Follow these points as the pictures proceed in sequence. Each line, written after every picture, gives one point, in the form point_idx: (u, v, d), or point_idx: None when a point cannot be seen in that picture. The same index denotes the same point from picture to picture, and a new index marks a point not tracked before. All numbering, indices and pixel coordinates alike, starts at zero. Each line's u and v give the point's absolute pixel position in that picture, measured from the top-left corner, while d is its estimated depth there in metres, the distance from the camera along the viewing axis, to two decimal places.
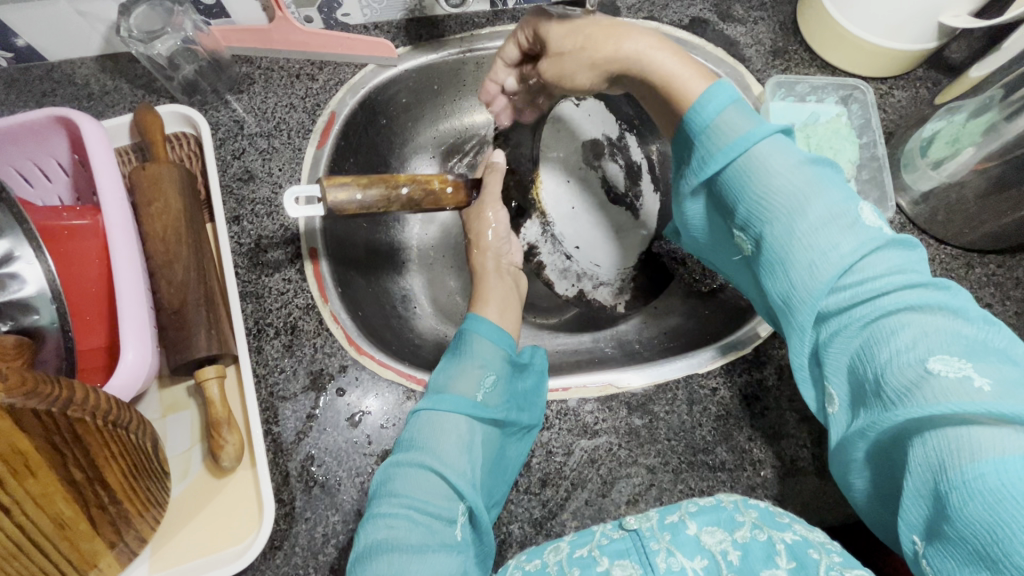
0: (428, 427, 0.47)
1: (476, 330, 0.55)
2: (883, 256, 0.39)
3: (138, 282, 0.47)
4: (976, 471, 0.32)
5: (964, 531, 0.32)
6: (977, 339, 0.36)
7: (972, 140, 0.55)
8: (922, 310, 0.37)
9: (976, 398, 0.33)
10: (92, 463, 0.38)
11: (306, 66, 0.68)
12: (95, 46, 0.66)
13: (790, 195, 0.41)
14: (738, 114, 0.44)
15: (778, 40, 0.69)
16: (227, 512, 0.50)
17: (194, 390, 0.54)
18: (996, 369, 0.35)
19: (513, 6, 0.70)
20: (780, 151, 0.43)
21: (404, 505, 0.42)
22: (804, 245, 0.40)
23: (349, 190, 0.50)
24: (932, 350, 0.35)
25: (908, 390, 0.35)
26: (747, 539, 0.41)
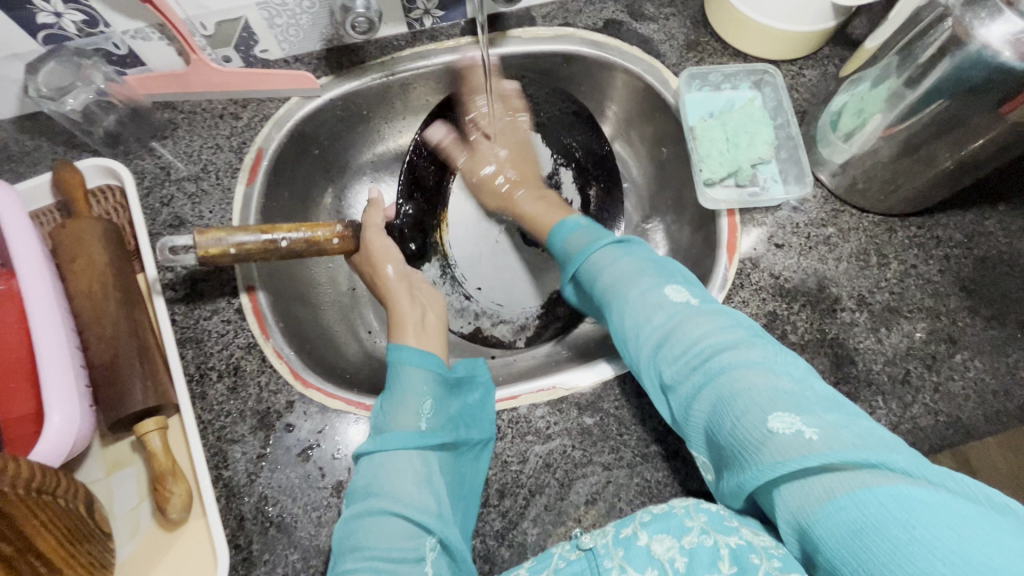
0: (383, 471, 0.48)
1: (400, 358, 0.55)
2: (700, 322, 0.48)
3: (61, 343, 0.46)
4: (837, 506, 0.35)
5: (839, 563, 0.34)
6: (803, 392, 0.41)
7: (877, 108, 0.57)
8: (747, 369, 0.43)
9: (808, 449, 0.37)
10: (19, 532, 0.37)
11: (230, 105, 0.68)
12: (10, 109, 0.65)
13: (622, 286, 0.53)
14: (583, 234, 0.60)
15: (690, 33, 0.71)
16: (182, 565, 0.49)
17: (137, 444, 0.53)
18: (823, 417, 0.39)
19: (430, 25, 0.70)
20: (611, 255, 0.55)
21: (368, 559, 0.43)
22: (637, 323, 0.50)
23: (222, 246, 0.50)
24: (766, 409, 0.40)
25: (754, 448, 0.39)
26: (694, 545, 0.40)
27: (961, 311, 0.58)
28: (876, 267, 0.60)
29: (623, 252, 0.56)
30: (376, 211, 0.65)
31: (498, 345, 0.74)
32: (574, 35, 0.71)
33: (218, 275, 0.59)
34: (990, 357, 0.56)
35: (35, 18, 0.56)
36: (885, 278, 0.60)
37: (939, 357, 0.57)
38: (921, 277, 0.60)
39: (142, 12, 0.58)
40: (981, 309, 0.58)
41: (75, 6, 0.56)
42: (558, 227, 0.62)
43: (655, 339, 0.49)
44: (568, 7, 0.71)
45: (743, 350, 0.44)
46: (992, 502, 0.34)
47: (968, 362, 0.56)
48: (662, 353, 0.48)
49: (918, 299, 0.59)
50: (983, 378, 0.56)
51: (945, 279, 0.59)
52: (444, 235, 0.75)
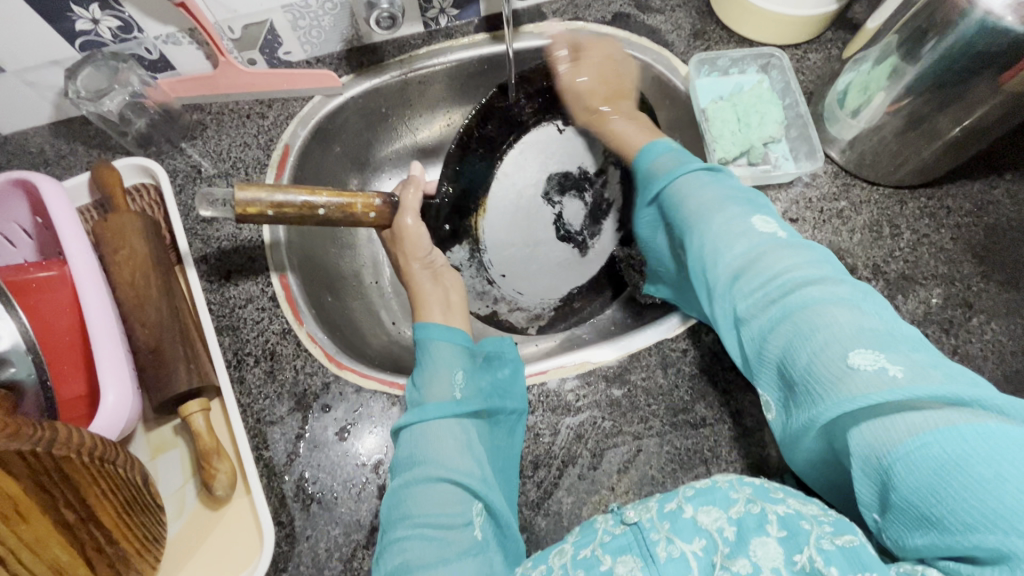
0: (426, 441, 0.48)
1: (429, 335, 0.55)
2: (786, 256, 0.46)
3: (112, 326, 0.48)
4: (921, 442, 0.34)
5: (911, 498, 0.34)
6: (889, 331, 0.39)
7: (881, 84, 0.59)
8: (833, 305, 0.41)
9: (893, 386, 0.36)
10: (83, 502, 0.39)
11: (256, 105, 0.70)
12: (46, 115, 0.67)
13: (706, 214, 0.52)
14: (669, 158, 0.59)
15: (696, 22, 0.73)
16: (228, 542, 0.50)
17: (180, 428, 0.54)
18: (909, 356, 0.37)
19: (446, 24, 0.73)
20: (698, 181, 0.55)
21: (418, 525, 0.43)
22: (712, 255, 0.49)
23: (261, 205, 0.50)
24: (847, 345, 0.39)
25: (833, 381, 0.38)
26: (742, 514, 0.39)
27: (975, 277, 0.60)
28: (890, 238, 0.62)
29: (711, 177, 0.55)
30: (413, 191, 0.61)
31: (511, 330, 0.75)
32: (585, 29, 0.73)
33: (253, 266, 0.61)
34: (1006, 320, 0.58)
35: (74, 25, 0.59)
36: (899, 248, 0.61)
37: (956, 321, 0.58)
38: (934, 245, 0.61)
39: (174, 17, 0.61)
40: (994, 274, 0.60)
41: (112, 13, 0.59)
42: (648, 148, 0.62)
43: (733, 275, 0.47)
44: (578, 2, 0.74)
45: (829, 285, 0.43)
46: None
47: (984, 325, 0.58)
48: (741, 282, 0.47)
49: (932, 267, 0.60)
50: (1001, 340, 0.57)
51: (958, 247, 0.61)
52: (479, 220, 0.69)
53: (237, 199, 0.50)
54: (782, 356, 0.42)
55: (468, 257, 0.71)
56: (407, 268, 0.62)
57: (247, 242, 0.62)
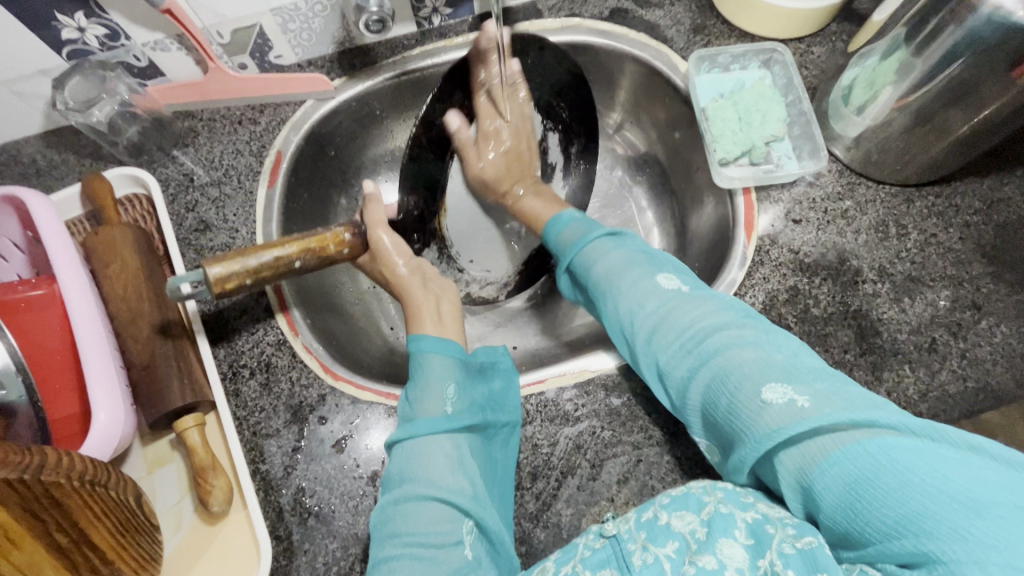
0: (416, 457, 0.48)
1: (422, 348, 0.54)
2: (694, 304, 0.50)
3: (103, 345, 0.48)
4: (831, 463, 0.36)
5: (835, 516, 0.36)
6: (794, 364, 0.42)
7: (888, 80, 0.57)
8: (738, 347, 0.44)
9: (802, 415, 0.38)
10: (75, 526, 0.39)
11: (247, 111, 0.69)
12: (37, 125, 0.67)
13: (615, 274, 0.54)
14: (577, 228, 0.60)
15: (697, 17, 0.71)
16: (225, 557, 0.50)
17: (176, 442, 0.54)
18: (813, 384, 0.40)
19: (439, 24, 0.71)
20: (602, 242, 0.57)
21: (405, 544, 0.44)
22: (626, 310, 0.52)
23: (237, 274, 0.47)
24: (759, 380, 0.41)
25: (752, 421, 0.40)
26: (712, 516, 0.40)
27: (984, 278, 0.58)
28: (896, 238, 0.60)
29: (616, 240, 0.57)
30: (377, 205, 0.60)
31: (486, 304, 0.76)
32: (582, 25, 0.71)
33: None
34: (1016, 322, 0.56)
35: (60, 35, 0.58)
36: (906, 249, 0.60)
37: (965, 324, 0.57)
38: (942, 246, 0.59)
39: (160, 24, 0.60)
40: (1004, 275, 0.58)
41: (98, 20, 0.58)
42: (552, 220, 0.62)
43: (652, 325, 0.49)
44: None
45: (733, 328, 0.46)
46: (975, 449, 0.35)
47: (994, 328, 0.56)
48: (660, 331, 0.49)
49: (939, 268, 0.59)
50: (1011, 343, 0.55)
51: (967, 247, 0.59)
52: (443, 220, 0.69)
53: (214, 279, 0.46)
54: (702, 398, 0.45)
55: (438, 254, 0.70)
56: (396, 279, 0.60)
57: None
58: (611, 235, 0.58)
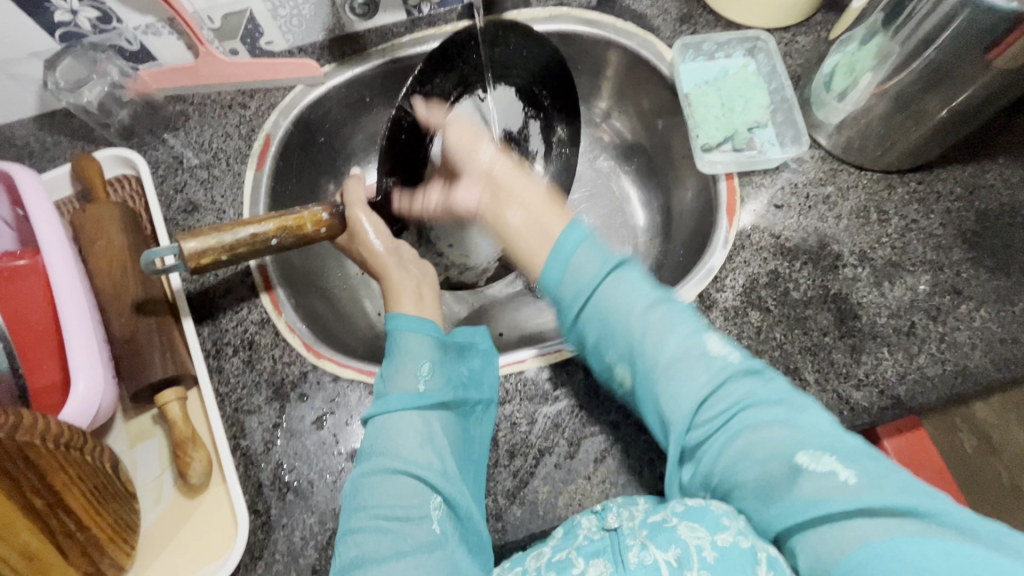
0: (386, 431, 0.48)
1: (398, 327, 0.54)
2: (741, 383, 0.45)
3: (84, 314, 0.48)
4: (875, 552, 0.34)
5: None
6: (828, 437, 0.41)
7: (868, 65, 0.58)
8: (770, 422, 0.42)
9: (845, 492, 0.37)
10: (50, 489, 0.40)
11: (238, 96, 0.70)
12: (31, 107, 0.68)
13: (653, 334, 0.46)
14: (589, 253, 0.48)
15: (684, 7, 0.72)
16: (203, 529, 0.51)
17: (158, 417, 0.54)
18: (858, 463, 0.39)
19: (428, 12, 0.72)
20: (621, 287, 0.47)
21: (373, 516, 0.44)
22: (660, 374, 0.45)
23: (211, 251, 0.46)
24: (795, 453, 0.40)
25: (784, 490, 0.39)
26: (728, 544, 0.37)
27: (965, 263, 0.58)
28: (877, 224, 0.60)
29: (632, 282, 0.48)
30: (357, 186, 0.59)
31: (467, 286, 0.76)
32: (570, 14, 0.72)
33: None
34: (996, 307, 0.56)
35: (53, 17, 0.59)
36: (887, 234, 0.60)
37: (944, 308, 0.57)
38: (923, 231, 0.60)
39: (152, 7, 0.61)
40: (984, 260, 0.58)
41: (90, 3, 0.59)
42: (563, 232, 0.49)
43: (697, 396, 0.44)
44: None
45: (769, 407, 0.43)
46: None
47: (973, 312, 0.56)
48: (704, 411, 0.44)
49: (920, 253, 0.59)
50: (990, 327, 0.56)
51: (947, 232, 0.59)
52: (423, 203, 0.69)
53: (189, 257, 0.46)
54: (725, 468, 0.42)
55: (417, 237, 0.71)
56: (376, 260, 0.59)
57: None
58: (621, 265, 0.48)
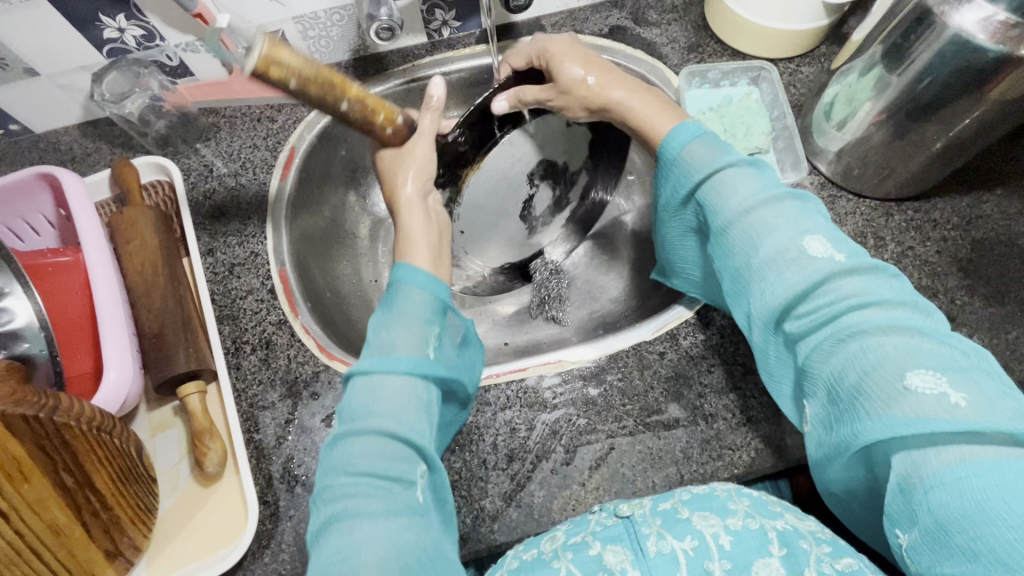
0: (371, 387, 0.43)
1: (408, 277, 0.48)
2: (852, 280, 0.44)
3: (117, 308, 0.52)
4: (970, 470, 0.35)
5: (941, 520, 0.35)
6: (950, 359, 0.39)
7: (867, 94, 0.59)
8: (886, 332, 0.40)
9: (950, 411, 0.36)
10: (81, 467, 0.43)
11: (266, 110, 0.74)
12: (76, 115, 0.73)
13: (759, 230, 0.47)
14: (702, 146, 0.53)
15: (692, 36, 0.75)
16: (216, 517, 0.54)
17: (179, 408, 0.58)
18: (971, 385, 0.38)
19: (448, 35, 0.76)
20: (744, 179, 0.50)
21: (361, 471, 0.40)
22: (763, 268, 0.47)
23: (282, 72, 0.46)
24: (904, 365, 0.39)
25: (881, 401, 0.39)
26: (740, 528, 0.42)
27: (960, 290, 0.60)
28: (874, 249, 0.62)
29: (759, 179, 0.50)
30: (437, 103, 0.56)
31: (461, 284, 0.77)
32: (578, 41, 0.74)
33: (255, 260, 0.65)
34: (989, 335, 0.58)
35: (102, 34, 0.64)
36: (883, 259, 0.62)
37: None
38: (918, 258, 0.61)
39: (193, 27, 0.66)
40: (980, 288, 0.59)
41: (136, 22, 0.64)
42: (676, 130, 0.55)
43: (801, 290, 0.44)
44: (575, 17, 0.77)
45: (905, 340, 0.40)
46: None
47: (967, 338, 0.58)
48: (804, 304, 0.44)
49: (915, 279, 0.60)
50: None
51: (943, 260, 0.61)
52: (469, 179, 0.63)
53: (263, 54, 0.45)
54: (821, 369, 0.43)
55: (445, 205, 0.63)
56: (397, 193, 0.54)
57: (252, 238, 0.66)
58: (746, 162, 0.51)
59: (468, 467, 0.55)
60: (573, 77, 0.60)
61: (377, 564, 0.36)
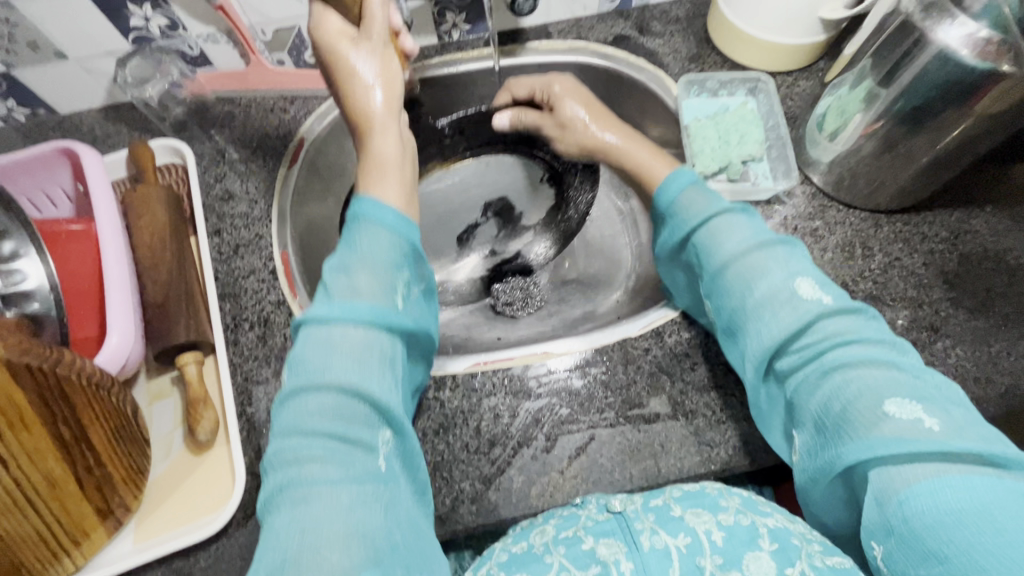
0: (328, 337, 0.43)
1: (371, 217, 0.48)
2: (838, 321, 0.45)
3: (124, 277, 0.55)
4: (946, 483, 0.36)
5: (916, 526, 0.36)
6: (922, 389, 0.41)
7: (857, 107, 0.61)
8: (866, 363, 0.42)
9: (926, 436, 0.38)
10: (78, 422, 0.46)
11: (280, 100, 0.77)
12: (99, 98, 0.76)
13: (752, 270, 0.49)
14: (697, 193, 0.55)
15: (693, 47, 0.77)
16: (203, 485, 0.55)
17: (176, 379, 0.60)
18: (942, 412, 0.40)
19: (458, 38, 0.79)
20: (738, 227, 0.51)
21: (319, 435, 0.41)
22: (756, 304, 0.47)
23: None
24: (881, 393, 0.40)
25: (864, 425, 0.40)
26: (731, 522, 0.44)
27: (944, 302, 0.60)
28: (862, 258, 0.63)
29: (752, 226, 0.52)
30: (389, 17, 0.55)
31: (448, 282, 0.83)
32: (588, 48, 0.78)
33: (259, 243, 0.67)
34: (972, 346, 0.58)
35: (129, 22, 0.68)
36: (870, 269, 0.63)
37: (920, 343, 0.59)
38: (905, 269, 0.62)
39: (214, 18, 0.70)
40: (965, 301, 0.60)
41: (162, 12, 0.68)
42: (671, 176, 0.57)
43: (788, 326, 0.45)
44: (582, 24, 0.79)
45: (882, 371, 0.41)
46: None
47: (949, 349, 0.58)
48: (796, 339, 0.45)
49: (900, 289, 0.61)
50: (964, 365, 0.57)
51: (929, 272, 0.62)
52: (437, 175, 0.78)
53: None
54: (808, 403, 0.44)
55: None
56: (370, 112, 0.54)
57: (258, 221, 0.69)
58: (739, 211, 0.53)
59: (451, 450, 0.56)
60: (572, 115, 0.67)
61: (339, 536, 0.37)
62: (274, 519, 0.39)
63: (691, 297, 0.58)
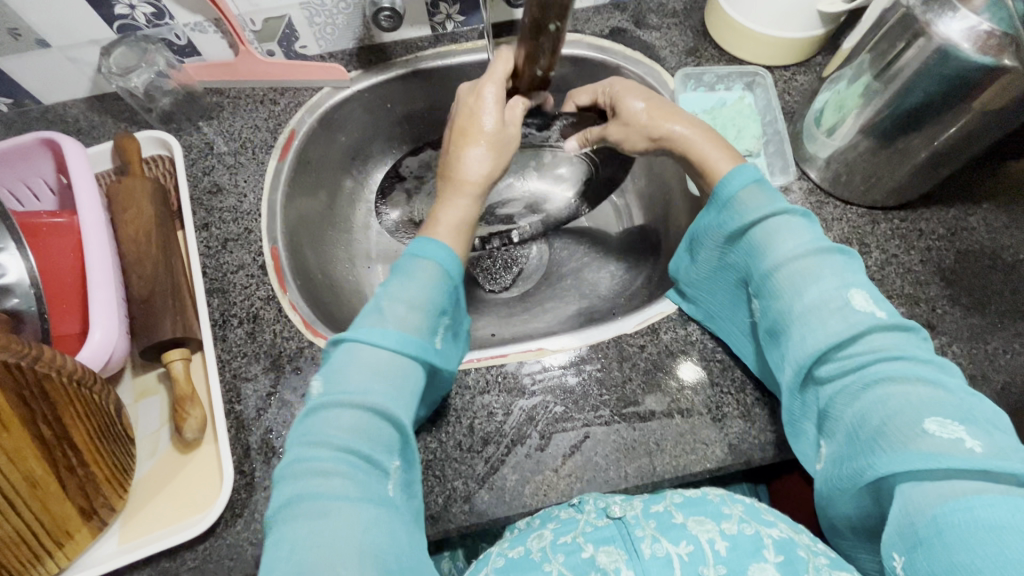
0: (364, 365, 0.44)
1: (431, 256, 0.49)
2: (886, 336, 0.44)
3: (107, 272, 0.53)
4: (981, 501, 0.35)
5: (947, 540, 0.35)
6: (967, 411, 0.40)
7: (855, 102, 0.61)
8: (913, 380, 0.42)
9: (969, 455, 0.37)
10: (58, 420, 0.45)
11: (270, 92, 0.75)
12: (84, 89, 0.74)
13: (800, 276, 0.48)
14: (759, 192, 0.53)
15: (690, 41, 0.76)
16: (191, 486, 0.54)
17: (163, 376, 0.59)
18: (987, 434, 0.39)
19: (452, 30, 0.78)
20: (793, 232, 0.50)
21: (337, 454, 0.40)
22: (802, 309, 0.47)
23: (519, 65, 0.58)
24: (924, 410, 0.40)
25: (903, 435, 0.39)
26: (735, 531, 0.43)
27: (941, 299, 0.60)
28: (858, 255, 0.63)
29: (808, 232, 0.50)
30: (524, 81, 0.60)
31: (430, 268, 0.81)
32: (582, 41, 0.77)
33: (249, 237, 0.66)
34: (968, 343, 0.58)
35: (113, 10, 0.66)
36: (867, 265, 0.62)
37: None
38: (902, 266, 0.62)
39: (201, 7, 0.68)
40: (961, 298, 0.60)
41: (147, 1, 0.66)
42: (734, 171, 0.55)
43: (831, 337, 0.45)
44: (578, 17, 0.78)
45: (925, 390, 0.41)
46: None
47: (945, 346, 0.58)
48: (842, 349, 0.45)
49: (897, 286, 0.61)
50: (959, 362, 0.57)
51: (926, 269, 0.61)
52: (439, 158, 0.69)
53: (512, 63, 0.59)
54: (847, 408, 0.43)
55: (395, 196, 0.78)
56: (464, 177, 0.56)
57: (247, 215, 0.67)
58: (798, 216, 0.52)
59: (443, 448, 0.56)
60: (633, 111, 0.62)
61: (347, 557, 0.37)
62: (281, 529, 0.38)
63: (727, 296, 0.58)
